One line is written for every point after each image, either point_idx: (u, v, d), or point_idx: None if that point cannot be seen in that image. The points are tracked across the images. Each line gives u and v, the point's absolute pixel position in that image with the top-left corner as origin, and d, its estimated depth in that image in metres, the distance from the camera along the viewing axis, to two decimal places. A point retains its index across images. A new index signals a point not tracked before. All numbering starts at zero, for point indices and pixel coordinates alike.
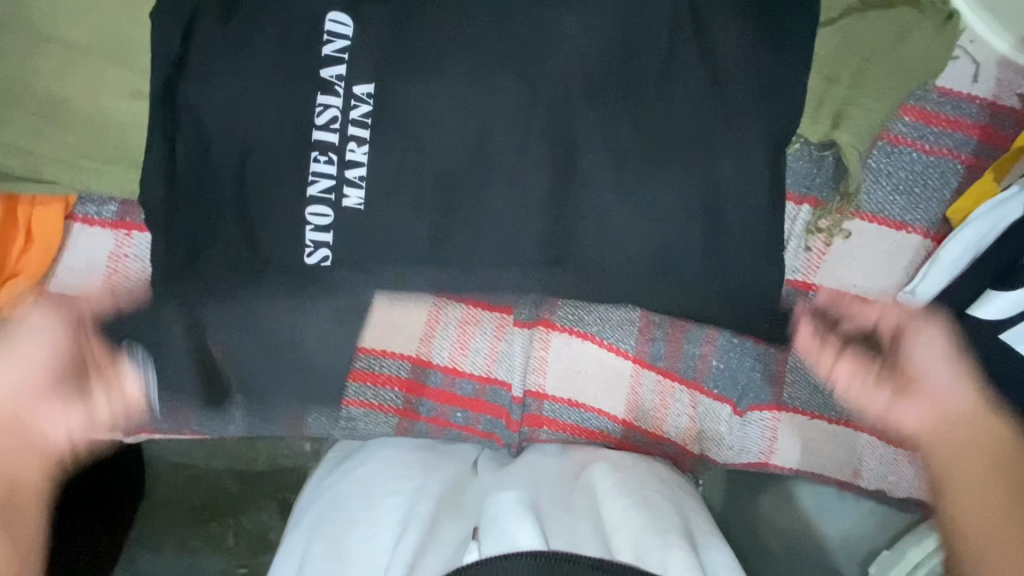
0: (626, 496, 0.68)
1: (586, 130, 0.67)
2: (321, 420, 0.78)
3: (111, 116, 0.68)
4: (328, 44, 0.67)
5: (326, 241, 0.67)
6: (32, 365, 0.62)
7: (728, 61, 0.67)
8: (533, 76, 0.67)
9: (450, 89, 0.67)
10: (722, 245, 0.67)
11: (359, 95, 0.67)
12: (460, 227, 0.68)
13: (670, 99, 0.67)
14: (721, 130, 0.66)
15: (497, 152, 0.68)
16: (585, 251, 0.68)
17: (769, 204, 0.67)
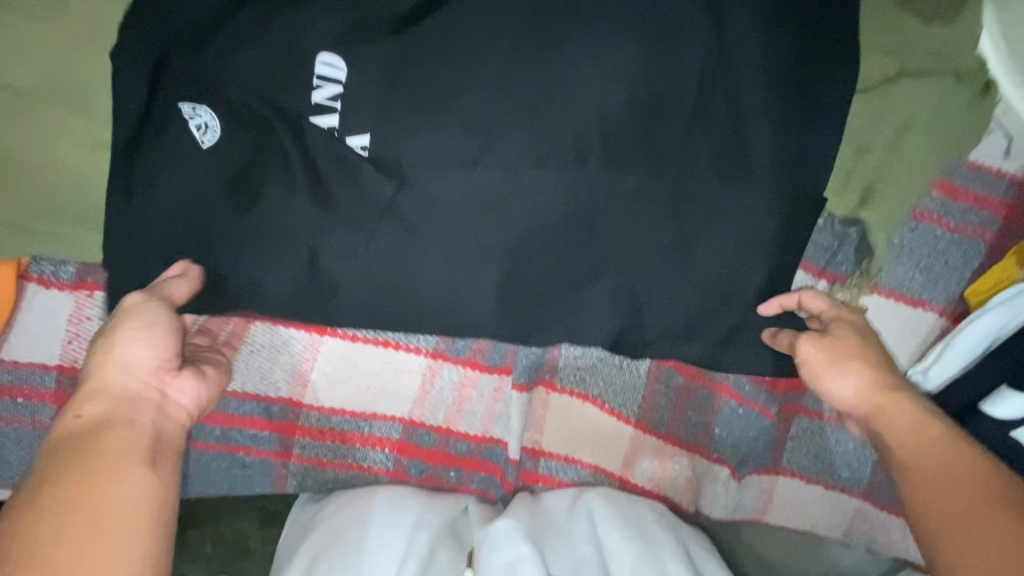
0: (620, 524, 0.67)
1: (605, 190, 0.62)
2: (305, 480, 0.76)
3: (68, 166, 0.60)
4: (320, 91, 0.61)
5: (320, 300, 0.65)
6: (151, 342, 0.55)
7: (760, 129, 0.62)
8: (547, 129, 0.61)
9: (453, 141, 0.61)
10: (724, 316, 0.66)
11: (354, 146, 0.62)
12: (461, 286, 0.65)
13: (696, 163, 0.62)
14: (742, 201, 0.62)
15: (503, 209, 0.62)
16: (589, 312, 0.67)
17: (782, 278, 0.66)
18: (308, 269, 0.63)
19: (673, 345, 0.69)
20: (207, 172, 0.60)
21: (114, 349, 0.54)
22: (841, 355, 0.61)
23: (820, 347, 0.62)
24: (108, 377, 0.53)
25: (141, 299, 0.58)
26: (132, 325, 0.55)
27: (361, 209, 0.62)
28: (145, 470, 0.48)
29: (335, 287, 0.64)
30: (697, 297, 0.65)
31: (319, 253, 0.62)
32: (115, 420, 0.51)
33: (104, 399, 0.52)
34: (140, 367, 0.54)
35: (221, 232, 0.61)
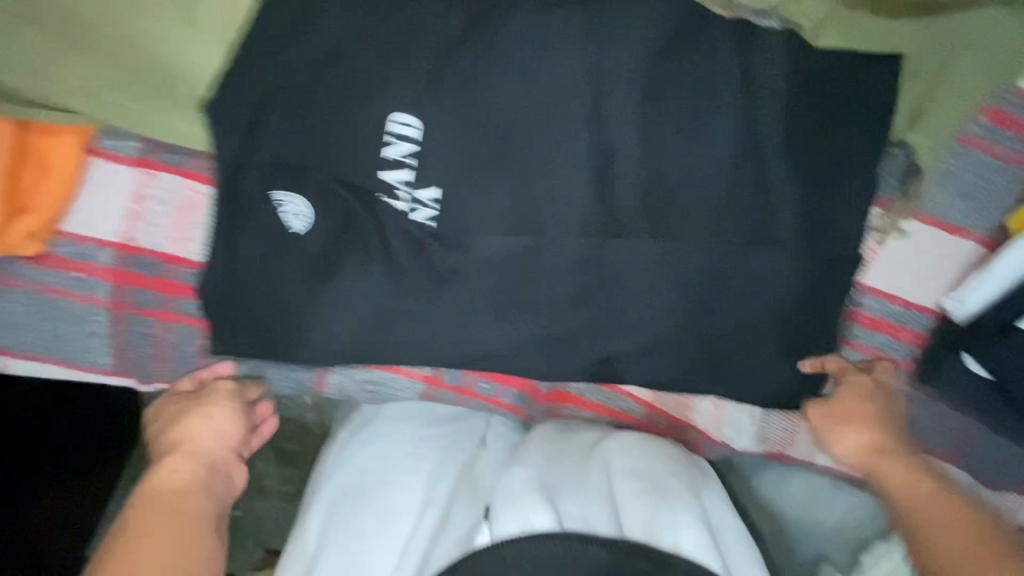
0: (637, 474, 0.65)
1: (645, 113, 0.66)
2: (345, 380, 0.77)
3: (121, 37, 0.58)
4: (384, 171, 0.65)
5: (359, 207, 0.66)
6: (226, 420, 0.62)
7: (804, 56, 0.66)
8: (601, 51, 0.65)
9: (510, 57, 0.64)
10: (755, 245, 0.69)
11: (424, 199, 0.67)
12: (498, 181, 0.68)
13: (743, 86, 0.66)
14: (776, 125, 0.67)
15: (549, 105, 0.66)
16: (620, 237, 0.69)
17: (818, 204, 0.68)
18: (357, 163, 0.65)
19: (706, 275, 0.70)
20: (260, 57, 0.61)
21: (199, 421, 0.61)
22: (855, 416, 0.71)
23: (826, 413, 0.72)
24: (193, 443, 0.60)
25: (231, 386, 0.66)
26: (219, 406, 0.63)
27: (410, 94, 0.64)
28: (204, 537, 0.54)
29: (378, 176, 0.65)
30: (727, 223, 0.69)
31: (362, 136, 0.64)
32: (182, 495, 0.56)
33: (188, 462, 0.58)
34: (218, 437, 0.61)
35: (280, 127, 0.63)
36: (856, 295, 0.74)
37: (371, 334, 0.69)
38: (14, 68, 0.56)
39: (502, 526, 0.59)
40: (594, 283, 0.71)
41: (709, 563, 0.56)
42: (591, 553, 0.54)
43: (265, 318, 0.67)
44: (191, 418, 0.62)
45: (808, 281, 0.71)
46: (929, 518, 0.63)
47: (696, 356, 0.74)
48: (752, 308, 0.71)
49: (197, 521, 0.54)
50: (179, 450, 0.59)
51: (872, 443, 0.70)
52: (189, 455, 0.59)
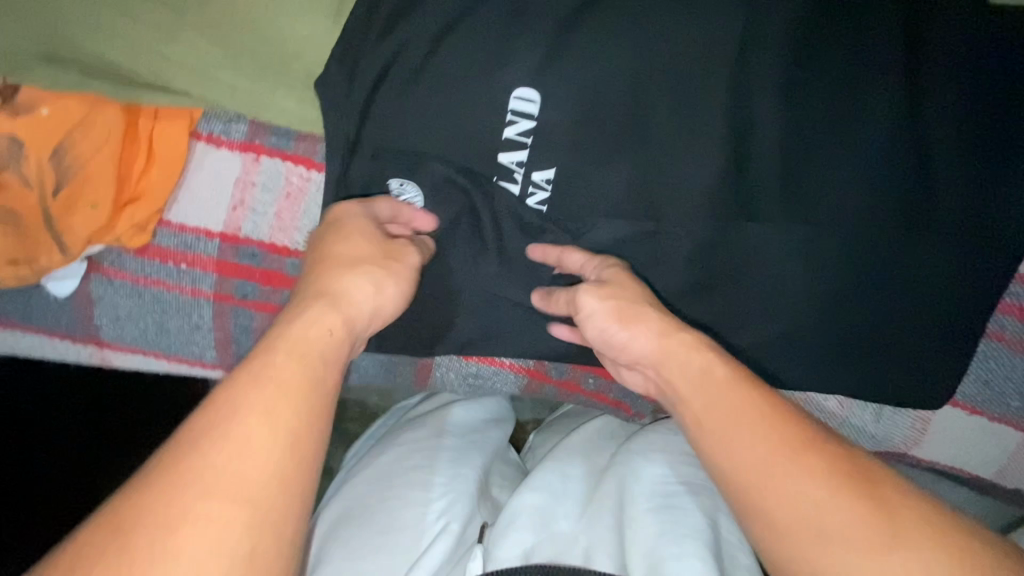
0: (651, 496, 0.59)
1: (787, 83, 0.59)
2: (447, 374, 0.72)
3: (237, 14, 0.54)
4: (503, 153, 0.60)
5: (470, 192, 0.60)
6: (396, 290, 0.51)
7: (984, 24, 0.58)
8: (746, 16, 0.58)
9: (644, 23, 0.58)
10: (906, 237, 0.62)
11: (540, 180, 0.61)
12: (621, 158, 0.62)
13: (912, 57, 0.59)
14: (947, 102, 0.59)
15: (683, 70, 0.59)
16: (746, 221, 0.64)
17: (984, 192, 0.61)
18: (472, 147, 0.59)
19: (845, 269, 0.64)
20: (380, 34, 0.56)
21: (370, 274, 0.49)
22: (624, 307, 0.55)
23: (601, 305, 0.56)
24: (354, 294, 0.47)
25: (416, 257, 0.54)
26: (398, 273, 0.51)
27: (535, 62, 0.58)
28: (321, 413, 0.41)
29: (493, 155, 0.60)
30: (877, 212, 0.62)
31: (480, 110, 0.58)
32: (322, 350, 0.43)
33: (343, 318, 0.46)
34: (380, 299, 0.50)
35: (395, 109, 0.57)
36: (1015, 286, 0.67)
37: (484, 326, 0.66)
38: (132, 45, 0.53)
39: (498, 550, 0.55)
40: (715, 270, 0.66)
41: None
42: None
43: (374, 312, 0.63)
44: (370, 265, 0.50)
45: (962, 281, 0.64)
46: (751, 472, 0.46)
47: (829, 348, 0.67)
48: (889, 301, 0.65)
49: (320, 394, 0.42)
50: (337, 295, 0.46)
51: (691, 347, 0.53)
52: (345, 308, 0.46)
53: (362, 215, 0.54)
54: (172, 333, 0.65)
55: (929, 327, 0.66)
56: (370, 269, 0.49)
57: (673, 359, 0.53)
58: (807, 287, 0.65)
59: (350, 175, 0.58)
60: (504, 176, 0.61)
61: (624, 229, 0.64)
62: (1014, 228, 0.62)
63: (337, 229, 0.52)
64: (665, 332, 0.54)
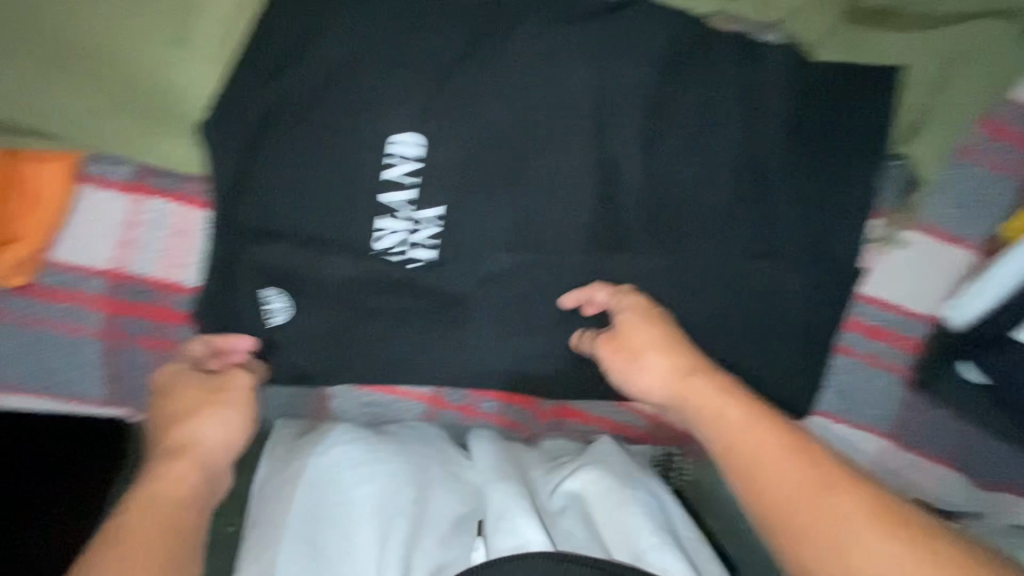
0: (624, 486, 0.64)
1: (642, 130, 0.66)
2: (343, 403, 0.76)
3: (117, 66, 0.57)
4: (388, 193, 0.64)
5: (360, 230, 0.65)
6: (234, 415, 0.58)
7: (812, 77, 0.66)
8: (604, 71, 0.64)
9: (515, 77, 0.63)
10: (756, 266, 0.69)
11: (427, 218, 0.65)
12: (501, 197, 0.67)
13: (751, 107, 0.66)
14: (779, 146, 0.67)
15: (551, 119, 0.65)
16: (620, 254, 0.69)
17: (818, 224, 0.69)
18: (359, 188, 0.63)
19: (710, 296, 0.70)
20: (259, 85, 0.59)
21: (206, 416, 0.56)
22: (646, 345, 0.60)
23: (613, 351, 0.62)
24: (199, 439, 0.55)
25: (245, 377, 0.60)
26: (231, 405, 0.58)
27: (410, 111, 0.62)
28: (184, 551, 0.48)
29: (376, 196, 0.64)
30: (729, 243, 0.69)
31: (360, 156, 0.62)
32: (178, 497, 0.51)
33: (192, 465, 0.53)
34: (221, 423, 0.57)
35: (279, 155, 0.61)
36: (860, 305, 0.74)
37: (379, 356, 0.68)
38: (8, 94, 0.55)
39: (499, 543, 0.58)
40: (596, 298, 0.71)
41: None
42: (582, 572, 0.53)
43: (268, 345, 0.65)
44: (203, 410, 0.57)
45: (811, 304, 0.71)
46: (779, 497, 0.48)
47: None
48: (753, 323, 0.71)
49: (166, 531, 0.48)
50: (185, 447, 0.54)
51: (712, 386, 0.55)
52: (195, 454, 0.54)
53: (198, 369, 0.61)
54: (57, 371, 0.64)
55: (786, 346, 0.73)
56: (198, 414, 0.56)
57: (690, 397, 0.56)
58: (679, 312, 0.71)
59: (240, 216, 0.62)
60: (387, 216, 0.65)
61: (509, 262, 0.68)
62: (847, 256, 0.70)
63: (170, 389, 0.59)
64: (681, 372, 0.57)
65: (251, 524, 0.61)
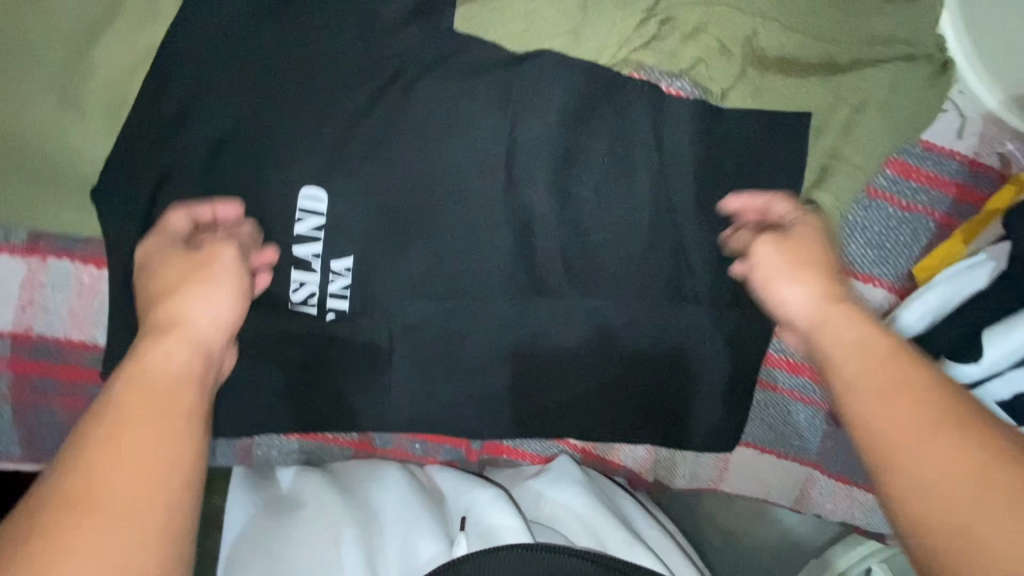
0: (588, 490, 0.72)
1: (555, 176, 0.66)
2: (269, 451, 0.78)
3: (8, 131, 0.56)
4: (298, 246, 0.64)
5: (273, 282, 0.65)
6: (225, 290, 0.50)
7: (723, 120, 0.65)
8: (514, 118, 0.64)
9: (424, 128, 0.63)
10: (670, 307, 0.71)
11: (337, 269, 0.65)
12: (416, 246, 0.66)
13: (664, 150, 0.66)
14: (693, 189, 0.67)
15: (462, 169, 0.65)
16: (539, 298, 0.70)
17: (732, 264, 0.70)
18: (269, 243, 0.63)
19: (629, 336, 0.72)
20: (156, 144, 0.58)
21: (197, 294, 0.49)
22: (798, 264, 0.54)
23: (783, 254, 0.55)
24: (193, 317, 0.48)
25: (233, 253, 0.52)
26: (219, 282, 0.50)
27: (318, 165, 0.62)
28: (193, 433, 0.41)
29: (289, 248, 0.64)
30: (646, 285, 0.70)
31: (268, 211, 0.62)
32: (181, 375, 0.43)
33: (185, 347, 0.45)
34: (215, 297, 0.49)
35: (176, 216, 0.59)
36: (776, 344, 0.76)
37: (302, 401, 0.70)
38: None
39: (489, 533, 0.64)
40: (518, 340, 0.71)
41: (654, 564, 0.63)
42: (566, 562, 0.56)
43: None
44: (192, 287, 0.49)
45: (726, 342, 0.73)
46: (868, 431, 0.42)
47: (620, 407, 0.75)
48: (668, 367, 0.73)
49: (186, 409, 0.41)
50: (176, 325, 0.47)
51: (857, 318, 0.50)
52: (188, 333, 0.46)
53: (184, 245, 0.53)
54: None
55: (706, 382, 0.74)
56: (188, 283, 0.49)
57: (830, 324, 0.50)
58: (600, 352, 0.72)
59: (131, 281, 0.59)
60: (300, 268, 0.65)
61: (428, 308, 0.68)
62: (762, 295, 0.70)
63: (155, 271, 0.52)
64: (833, 299, 0.52)
65: (244, 539, 0.65)
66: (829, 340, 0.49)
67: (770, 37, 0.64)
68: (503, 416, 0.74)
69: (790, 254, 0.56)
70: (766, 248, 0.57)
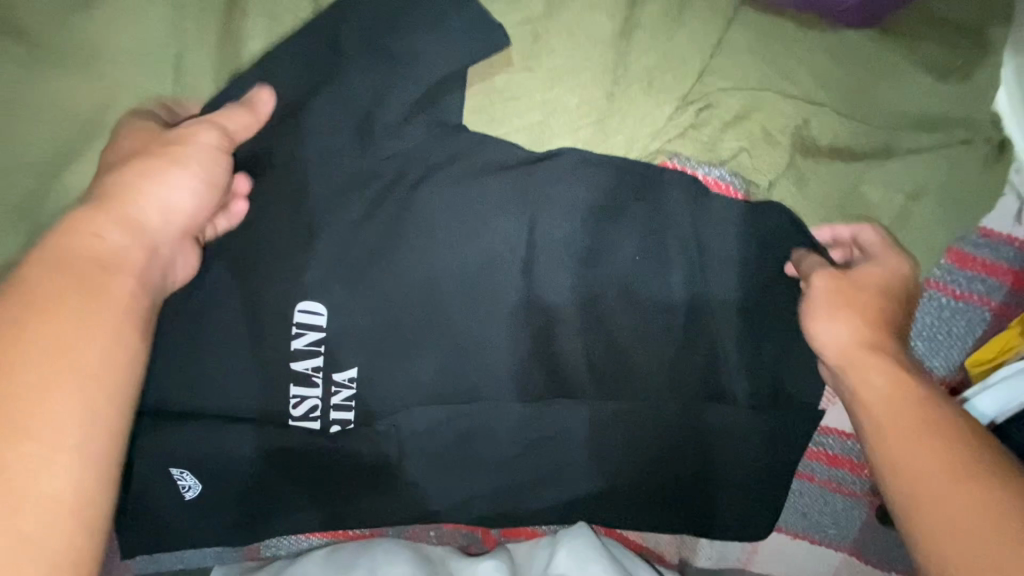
0: (602, 555, 0.69)
1: (574, 273, 0.61)
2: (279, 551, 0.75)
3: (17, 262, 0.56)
4: (299, 359, 0.60)
5: (276, 396, 0.61)
6: (185, 177, 0.49)
7: (762, 213, 0.59)
8: (532, 215, 0.59)
9: (433, 227, 0.58)
10: (702, 408, 0.65)
11: (341, 379, 0.61)
12: (426, 352, 0.62)
13: (694, 247, 0.60)
14: (725, 286, 0.62)
15: (473, 269, 0.59)
16: (561, 404, 0.64)
17: (767, 361, 0.65)
18: (271, 356, 0.60)
19: (657, 437, 0.66)
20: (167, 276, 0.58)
21: (160, 175, 0.48)
22: (846, 303, 0.52)
23: (830, 289, 0.53)
24: (145, 201, 0.46)
25: (212, 133, 0.51)
26: (189, 168, 0.49)
27: (321, 275, 0.58)
28: (139, 334, 0.41)
29: (289, 362, 0.60)
30: (673, 382, 0.65)
31: (268, 324, 0.59)
32: (134, 262, 0.43)
33: (125, 230, 0.44)
34: (175, 182, 0.48)
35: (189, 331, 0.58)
36: (816, 436, 0.71)
37: (310, 511, 0.66)
38: None
39: None
40: (536, 444, 0.66)
41: None
42: None
43: (188, 514, 0.63)
44: (152, 162, 0.48)
45: (765, 441, 0.67)
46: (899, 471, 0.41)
47: (649, 502, 0.71)
48: (701, 464, 0.68)
49: (137, 322, 0.41)
50: (126, 214, 0.45)
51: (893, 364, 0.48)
52: (130, 218, 0.45)
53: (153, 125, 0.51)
54: None
55: (738, 479, 0.69)
56: (156, 158, 0.49)
57: (860, 367, 0.49)
58: (625, 451, 0.67)
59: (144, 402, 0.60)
60: (301, 382, 0.60)
61: (441, 415, 0.63)
62: (799, 392, 0.66)
63: (123, 141, 0.51)
64: (869, 346, 0.49)
65: None
66: (860, 388, 0.47)
67: (812, 122, 0.59)
68: (520, 513, 0.70)
69: (838, 293, 0.53)
70: (819, 278, 0.54)
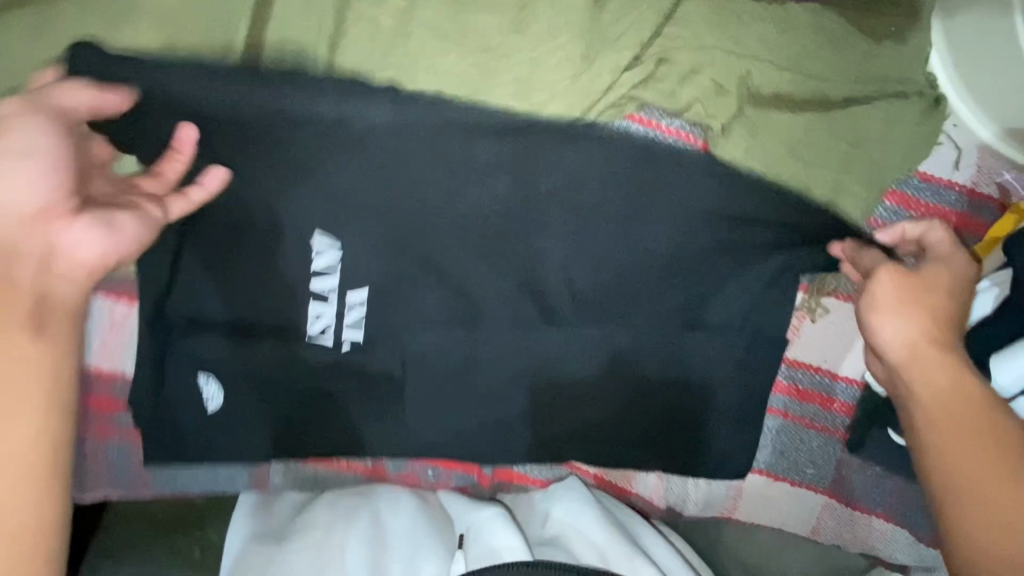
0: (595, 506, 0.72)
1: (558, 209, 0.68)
2: (287, 478, 0.80)
3: None
4: (316, 280, 0.68)
5: (295, 313, 0.69)
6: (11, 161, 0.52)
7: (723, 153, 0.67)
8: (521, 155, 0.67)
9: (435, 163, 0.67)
10: (676, 334, 0.72)
11: (353, 300, 0.69)
12: (428, 278, 0.70)
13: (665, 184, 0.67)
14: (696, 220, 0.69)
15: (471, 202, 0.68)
16: (548, 329, 0.71)
17: (739, 292, 0.70)
18: (291, 276, 0.68)
19: (637, 363, 0.73)
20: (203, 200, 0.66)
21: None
22: (907, 300, 0.59)
23: (897, 287, 0.59)
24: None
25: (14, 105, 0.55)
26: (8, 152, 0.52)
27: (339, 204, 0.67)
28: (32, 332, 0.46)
29: (307, 282, 0.68)
30: (650, 312, 0.72)
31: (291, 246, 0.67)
32: None
33: None
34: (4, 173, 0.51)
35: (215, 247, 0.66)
36: (786, 370, 0.77)
37: (320, 429, 0.72)
38: None
39: (494, 543, 0.64)
40: (525, 368, 0.72)
41: None
42: None
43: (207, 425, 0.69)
44: None
45: (737, 368, 0.73)
46: (950, 474, 0.53)
47: (635, 434, 0.76)
48: (680, 393, 0.74)
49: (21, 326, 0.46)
50: None
51: (948, 363, 0.57)
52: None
53: None
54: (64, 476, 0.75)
55: (716, 409, 0.75)
56: None
57: (918, 364, 0.57)
58: (609, 378, 0.73)
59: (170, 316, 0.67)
60: (317, 301, 0.68)
61: (440, 337, 0.71)
62: (768, 321, 0.72)
63: None
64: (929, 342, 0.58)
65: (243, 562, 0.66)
66: (922, 385, 0.57)
67: (762, 79, 0.68)
68: (513, 442, 0.75)
69: (902, 289, 0.59)
70: (887, 275, 0.60)
